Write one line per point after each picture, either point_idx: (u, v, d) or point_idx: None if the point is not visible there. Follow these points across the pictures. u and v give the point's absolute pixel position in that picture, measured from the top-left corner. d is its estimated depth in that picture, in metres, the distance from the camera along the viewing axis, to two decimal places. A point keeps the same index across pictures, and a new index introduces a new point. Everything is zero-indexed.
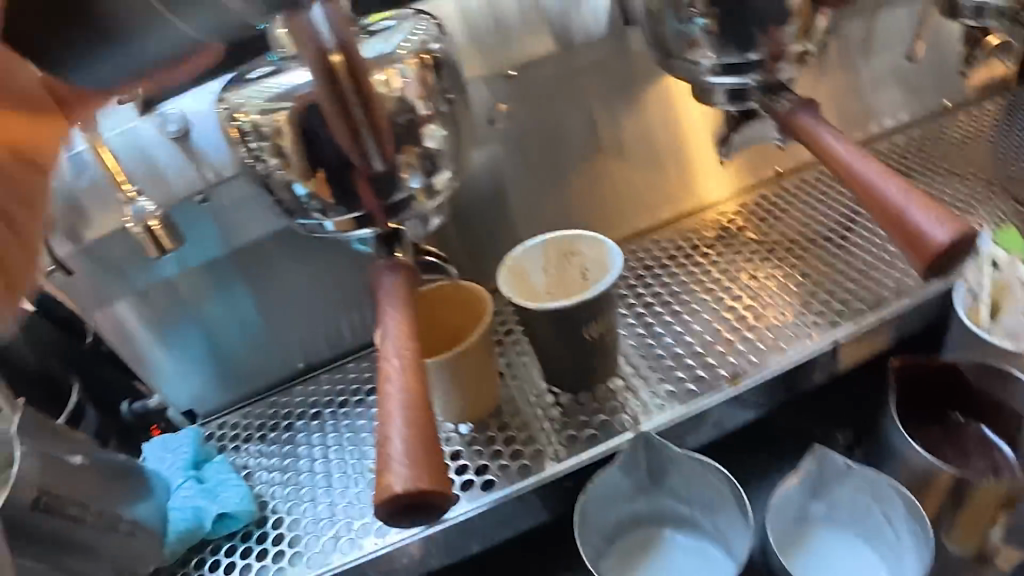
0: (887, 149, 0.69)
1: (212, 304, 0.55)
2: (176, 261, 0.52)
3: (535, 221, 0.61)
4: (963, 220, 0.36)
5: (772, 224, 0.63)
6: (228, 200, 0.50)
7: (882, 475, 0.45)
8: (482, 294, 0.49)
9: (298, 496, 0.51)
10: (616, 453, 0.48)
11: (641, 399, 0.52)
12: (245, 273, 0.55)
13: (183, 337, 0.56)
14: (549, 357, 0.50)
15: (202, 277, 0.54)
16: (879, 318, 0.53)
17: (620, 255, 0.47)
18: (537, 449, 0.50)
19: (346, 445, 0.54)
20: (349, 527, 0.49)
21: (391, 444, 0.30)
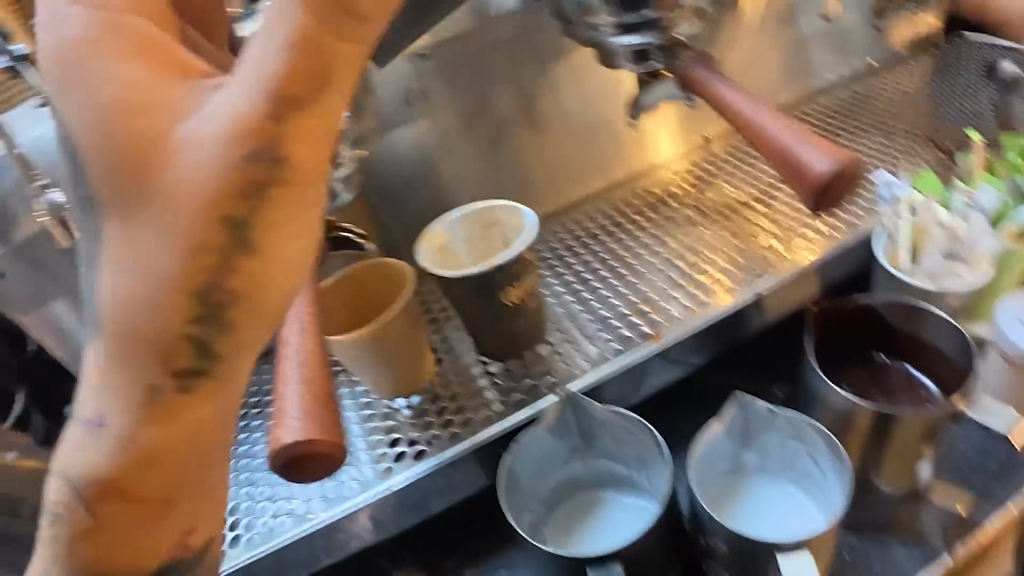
0: (818, 109, 0.70)
1: None
2: None
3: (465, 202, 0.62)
4: (847, 154, 0.38)
5: (698, 189, 0.64)
6: None
7: (801, 416, 0.46)
8: (403, 268, 0.51)
9: (238, 482, 0.52)
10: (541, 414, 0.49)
11: (570, 361, 0.53)
12: None
13: None
14: (473, 325, 0.51)
15: None
16: (799, 269, 0.55)
17: (533, 219, 0.49)
18: (467, 417, 0.51)
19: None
20: (287, 507, 0.49)
21: (283, 402, 0.32)
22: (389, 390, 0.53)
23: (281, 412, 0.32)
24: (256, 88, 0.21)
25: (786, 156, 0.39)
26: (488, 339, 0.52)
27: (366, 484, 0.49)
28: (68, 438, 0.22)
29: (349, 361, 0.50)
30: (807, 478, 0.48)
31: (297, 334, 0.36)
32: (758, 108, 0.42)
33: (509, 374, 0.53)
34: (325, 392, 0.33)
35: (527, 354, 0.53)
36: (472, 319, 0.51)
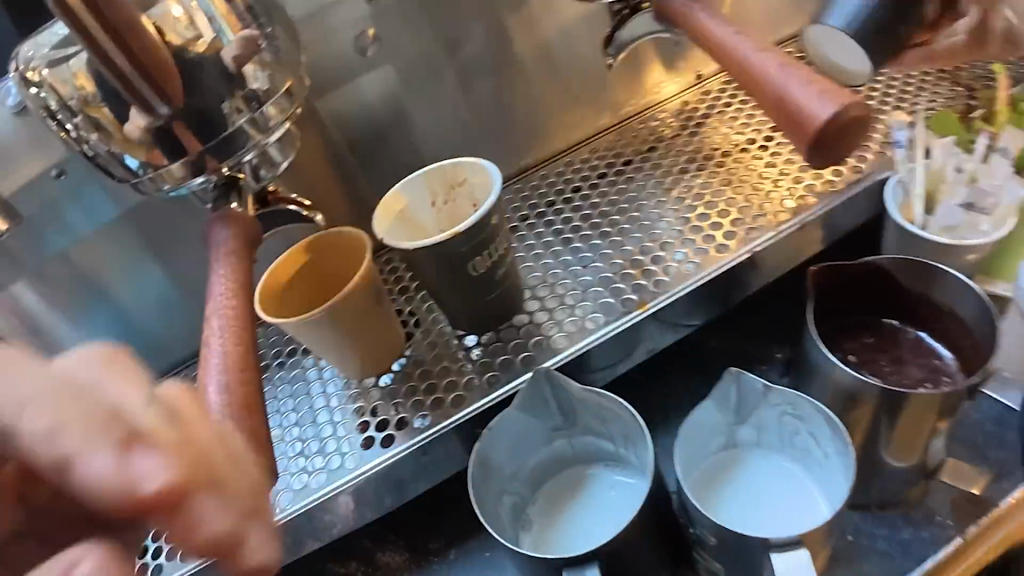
0: None
1: (119, 279, 0.56)
2: (69, 234, 0.53)
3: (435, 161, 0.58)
4: (851, 94, 0.32)
5: (692, 133, 0.58)
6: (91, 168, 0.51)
7: (796, 392, 0.42)
8: (362, 238, 0.45)
9: None
10: (516, 393, 0.45)
11: (547, 333, 0.48)
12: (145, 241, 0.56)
13: (94, 314, 0.57)
14: (439, 297, 0.47)
15: (95, 249, 0.54)
16: (799, 220, 0.50)
17: (498, 176, 0.44)
18: (440, 398, 0.47)
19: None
20: None
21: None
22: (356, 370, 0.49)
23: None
24: None
25: (782, 103, 0.33)
26: (458, 311, 0.47)
27: (334, 472, 0.46)
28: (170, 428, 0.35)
29: (311, 344, 0.46)
30: (806, 454, 0.45)
31: (220, 333, 0.32)
32: (749, 45, 0.37)
33: (484, 347, 0.49)
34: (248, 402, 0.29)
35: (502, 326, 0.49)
36: (439, 292, 0.46)
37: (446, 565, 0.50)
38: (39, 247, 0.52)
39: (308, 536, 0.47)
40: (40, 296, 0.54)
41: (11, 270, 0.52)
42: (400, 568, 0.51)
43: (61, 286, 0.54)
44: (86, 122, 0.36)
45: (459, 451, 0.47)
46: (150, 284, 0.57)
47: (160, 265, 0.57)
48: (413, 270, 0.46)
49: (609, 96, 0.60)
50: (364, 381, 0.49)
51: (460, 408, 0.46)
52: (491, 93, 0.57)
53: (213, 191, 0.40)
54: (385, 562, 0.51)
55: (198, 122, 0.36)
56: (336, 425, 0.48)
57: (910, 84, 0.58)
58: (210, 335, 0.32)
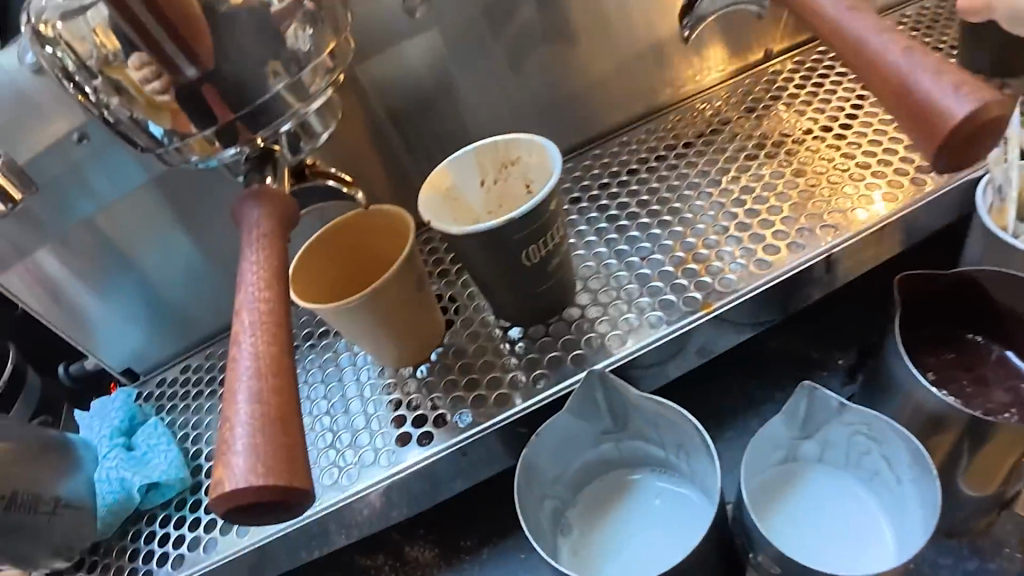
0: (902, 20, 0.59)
1: (143, 249, 0.54)
2: (93, 201, 0.50)
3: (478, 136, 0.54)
4: (994, 90, 0.28)
5: (761, 114, 0.54)
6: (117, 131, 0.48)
7: (878, 413, 0.38)
8: (404, 218, 0.42)
9: None
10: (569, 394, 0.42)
11: (599, 331, 0.45)
12: (169, 208, 0.53)
13: (118, 285, 0.54)
14: (485, 287, 0.44)
15: (118, 216, 0.51)
16: (882, 219, 0.45)
17: (558, 157, 0.40)
18: (482, 393, 0.44)
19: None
20: None
21: (231, 431, 0.25)
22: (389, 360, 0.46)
23: (230, 448, 0.25)
24: None
25: (906, 97, 0.29)
26: (502, 302, 0.44)
27: (366, 468, 0.43)
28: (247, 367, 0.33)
29: (346, 331, 0.43)
30: (875, 475, 0.42)
31: (250, 330, 0.28)
32: (867, 25, 0.32)
33: (524, 340, 0.46)
34: (283, 413, 0.26)
35: (548, 321, 0.46)
36: (485, 280, 0.43)
37: (477, 566, 0.48)
38: (59, 216, 0.49)
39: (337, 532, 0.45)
40: (61, 266, 0.51)
41: (31, 237, 0.49)
42: (429, 565, 0.49)
43: (85, 255, 0.52)
44: (105, 85, 0.32)
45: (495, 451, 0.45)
46: (178, 257, 0.55)
47: (186, 235, 0.54)
48: (459, 256, 0.43)
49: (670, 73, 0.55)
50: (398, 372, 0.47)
51: (503, 407, 0.43)
52: (543, 63, 0.52)
53: (249, 164, 0.36)
54: (414, 557, 0.50)
55: (230, 89, 0.32)
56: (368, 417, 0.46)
57: (1007, 67, 0.52)
58: (242, 333, 0.28)
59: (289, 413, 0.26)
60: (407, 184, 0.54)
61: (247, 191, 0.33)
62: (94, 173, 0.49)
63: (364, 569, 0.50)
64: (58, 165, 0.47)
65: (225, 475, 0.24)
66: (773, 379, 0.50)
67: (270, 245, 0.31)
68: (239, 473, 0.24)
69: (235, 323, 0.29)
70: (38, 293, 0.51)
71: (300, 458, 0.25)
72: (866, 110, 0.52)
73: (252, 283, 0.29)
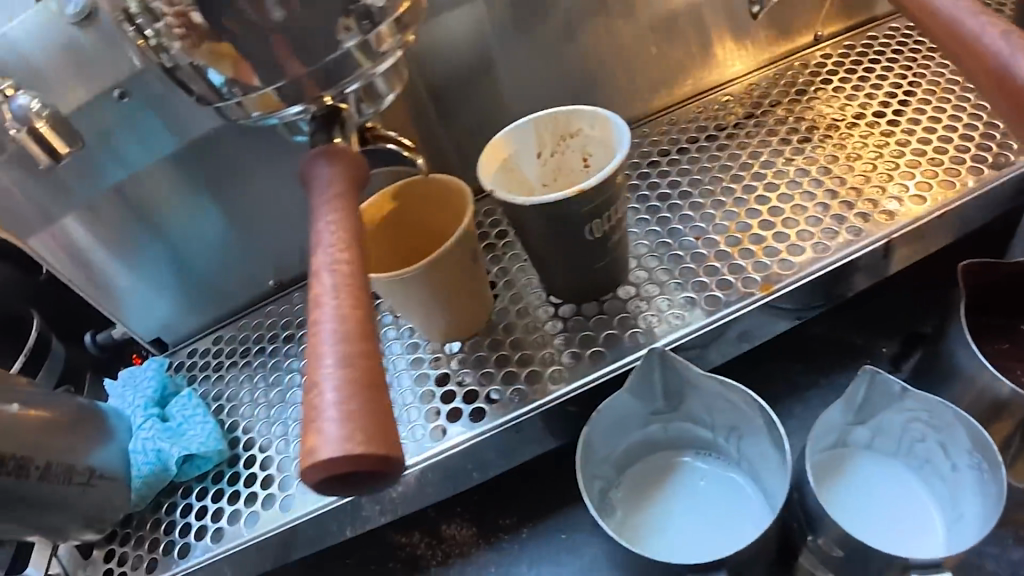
0: None
1: (174, 217, 0.52)
2: (122, 165, 0.48)
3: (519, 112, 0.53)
4: None
5: (810, 98, 0.53)
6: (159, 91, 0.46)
7: (942, 401, 0.37)
8: (463, 190, 0.41)
9: (275, 430, 0.48)
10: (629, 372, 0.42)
11: (655, 310, 0.44)
12: (200, 177, 0.51)
13: (146, 256, 0.53)
14: (540, 259, 0.43)
15: (147, 184, 0.50)
16: (941, 209, 0.45)
17: (624, 130, 0.39)
18: (534, 369, 0.44)
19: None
20: None
21: (320, 397, 0.24)
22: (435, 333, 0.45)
23: (321, 415, 0.24)
24: None
25: (1007, 82, 0.30)
26: (556, 278, 0.44)
27: (415, 443, 0.43)
28: None
29: (397, 303, 0.42)
30: (926, 463, 0.41)
31: (332, 293, 0.27)
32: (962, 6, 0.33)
33: (576, 318, 0.45)
34: (371, 380, 0.24)
35: (600, 299, 0.45)
36: (542, 254, 0.42)
37: (517, 546, 0.48)
38: (88, 181, 0.48)
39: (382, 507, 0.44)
40: (88, 233, 0.50)
41: (60, 201, 0.48)
42: (467, 544, 0.49)
43: (111, 223, 0.50)
44: (167, 29, 0.30)
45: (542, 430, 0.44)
46: (208, 227, 0.54)
47: (216, 204, 0.53)
48: (517, 228, 0.42)
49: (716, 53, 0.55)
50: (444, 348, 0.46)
51: (555, 385, 0.43)
52: (587, 39, 0.51)
53: (313, 124, 0.35)
54: (451, 536, 0.49)
55: (299, 44, 0.31)
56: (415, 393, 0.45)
57: None
58: (321, 298, 0.27)
59: (377, 380, 0.25)
60: (445, 159, 0.53)
61: (315, 151, 0.31)
62: (125, 136, 0.46)
63: (400, 546, 0.50)
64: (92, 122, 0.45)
65: (318, 443, 0.23)
66: (817, 366, 0.49)
67: (343, 207, 0.29)
68: (333, 441, 0.23)
69: (311, 287, 0.28)
70: (64, 261, 0.50)
71: (392, 427, 0.24)
72: (919, 97, 0.51)
73: (328, 246, 0.28)
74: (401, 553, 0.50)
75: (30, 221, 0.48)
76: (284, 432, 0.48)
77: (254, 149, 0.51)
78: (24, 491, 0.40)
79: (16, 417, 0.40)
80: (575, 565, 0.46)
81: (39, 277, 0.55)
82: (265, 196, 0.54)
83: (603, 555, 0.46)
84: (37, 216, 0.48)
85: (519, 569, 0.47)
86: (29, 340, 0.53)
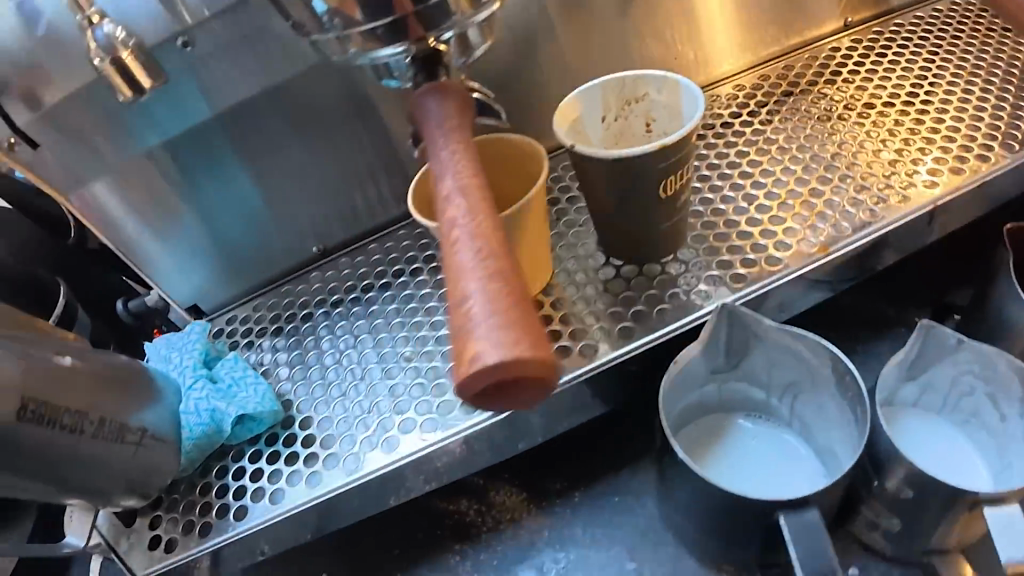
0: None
1: (207, 185, 0.52)
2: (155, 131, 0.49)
3: (557, 87, 0.54)
4: None
5: (846, 80, 0.56)
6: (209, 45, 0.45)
7: (996, 348, 0.39)
8: (537, 152, 0.41)
9: (328, 394, 0.48)
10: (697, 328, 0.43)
11: (713, 273, 0.46)
12: (236, 142, 0.51)
13: (179, 224, 0.53)
14: (607, 219, 0.44)
15: (181, 151, 0.50)
16: (981, 179, 0.47)
17: (698, 91, 0.40)
18: (598, 327, 0.45)
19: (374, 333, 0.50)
20: (388, 424, 0.45)
21: (469, 310, 0.24)
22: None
23: (475, 324, 0.24)
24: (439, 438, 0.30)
25: None
26: (621, 237, 0.45)
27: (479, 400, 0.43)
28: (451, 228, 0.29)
29: None
30: (972, 418, 0.43)
31: (465, 215, 0.27)
32: None
33: (636, 280, 0.46)
34: (518, 293, 0.25)
35: (657, 262, 0.47)
36: (611, 213, 0.43)
37: (569, 510, 0.48)
38: (120, 147, 0.48)
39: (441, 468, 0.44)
40: (118, 200, 0.50)
41: (90, 164, 0.48)
42: (517, 509, 0.48)
43: (138, 184, 0.50)
44: None
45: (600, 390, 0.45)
46: (241, 194, 0.53)
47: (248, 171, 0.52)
48: (589, 186, 0.42)
49: (744, 39, 0.57)
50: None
51: (621, 343, 0.44)
52: (627, 18, 0.53)
53: (411, 68, 0.35)
54: (500, 502, 0.49)
55: None
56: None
57: None
58: (453, 221, 0.27)
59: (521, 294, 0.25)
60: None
61: (422, 89, 0.32)
62: (162, 97, 0.47)
63: (447, 514, 0.50)
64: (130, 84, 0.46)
65: (477, 348, 0.23)
66: (854, 333, 0.51)
67: (461, 140, 0.30)
68: (492, 345, 0.23)
69: (438, 214, 0.28)
70: (100, 226, 0.50)
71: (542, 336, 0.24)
72: (949, 81, 0.54)
73: (452, 175, 0.28)
74: (449, 520, 0.49)
75: (64, 183, 0.48)
76: (334, 395, 0.47)
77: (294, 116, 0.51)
78: (78, 449, 0.38)
79: (69, 370, 0.39)
80: (631, 526, 0.46)
81: (68, 242, 0.54)
82: (301, 165, 0.53)
83: (658, 516, 0.46)
84: (70, 178, 0.48)
85: (573, 533, 0.47)
86: (58, 306, 0.51)
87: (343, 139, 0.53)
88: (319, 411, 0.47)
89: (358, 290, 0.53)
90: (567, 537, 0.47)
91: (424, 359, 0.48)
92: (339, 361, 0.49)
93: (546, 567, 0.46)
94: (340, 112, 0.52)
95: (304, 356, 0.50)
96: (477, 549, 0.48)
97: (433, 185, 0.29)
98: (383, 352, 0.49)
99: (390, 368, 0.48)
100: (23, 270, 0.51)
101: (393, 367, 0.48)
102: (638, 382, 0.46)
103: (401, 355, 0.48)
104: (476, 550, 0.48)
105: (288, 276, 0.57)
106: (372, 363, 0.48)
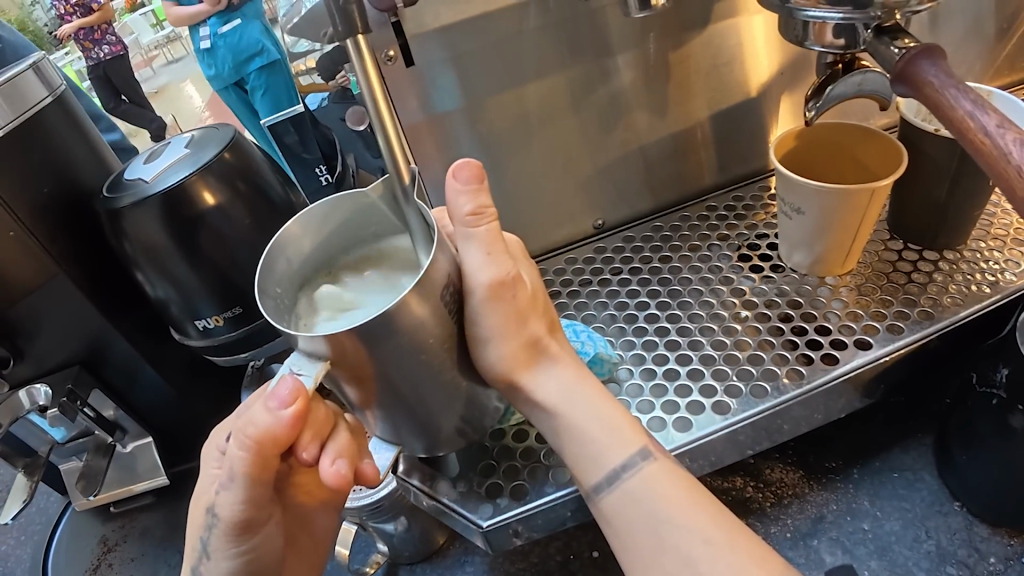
0: None
1: (505, 148, 0.50)
2: (466, 89, 0.47)
3: None
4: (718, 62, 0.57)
5: None
6: (547, 9, 0.45)
7: None
8: (891, 143, 0.44)
9: (655, 346, 0.46)
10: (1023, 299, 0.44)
11: (1016, 259, 0.47)
12: (545, 112, 0.49)
13: None
14: (920, 208, 0.47)
15: (492, 110, 0.48)
16: None
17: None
18: (931, 297, 0.46)
19: (681, 295, 0.49)
20: (746, 376, 0.43)
21: None
22: (829, 269, 0.48)
23: (470, 266, 0.32)
24: (663, 533, 0.32)
25: None
26: (932, 218, 0.47)
27: (835, 355, 0.43)
28: (642, 561, 0.32)
29: (811, 220, 0.45)
30: None
31: (1020, 146, 0.32)
32: None
33: (940, 265, 0.48)
34: None
35: (952, 249, 0.48)
36: (943, 201, 0.46)
37: (852, 485, 0.49)
38: (433, 99, 0.46)
39: (764, 438, 0.43)
40: (420, 145, 0.48)
41: (410, 100, 0.46)
42: (798, 486, 0.49)
43: (425, 146, 0.48)
44: None
45: (918, 364, 0.45)
46: (517, 164, 0.51)
47: (542, 145, 0.51)
48: (916, 171, 0.46)
49: (1003, 74, 0.60)
50: (825, 281, 0.48)
51: (949, 313, 0.44)
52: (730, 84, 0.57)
53: (872, 33, 0.37)
54: (779, 479, 0.50)
55: None
56: (825, 315, 0.46)
57: None
58: (1009, 150, 0.32)
59: (535, 270, 0.37)
60: (747, 121, 0.55)
61: (912, 52, 0.35)
62: (499, 55, 0.46)
63: (724, 490, 0.50)
64: (481, 39, 0.45)
65: (508, 373, 0.34)
66: None
67: (974, 92, 0.34)
68: (479, 285, 0.32)
69: (982, 146, 0.33)
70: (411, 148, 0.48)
71: (524, 286, 0.34)
72: None
73: (985, 115, 0.33)
74: (728, 496, 0.50)
75: (405, 100, 0.46)
76: (665, 353, 0.46)
77: (579, 87, 0.49)
78: None
79: None
80: (917, 498, 0.48)
81: (321, 181, 0.59)
82: (568, 136, 0.51)
83: (941, 488, 0.48)
84: (407, 96, 0.46)
85: (861, 505, 0.48)
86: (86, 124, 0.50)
87: (612, 115, 0.51)
88: (653, 364, 0.45)
89: (649, 259, 0.53)
90: (856, 509, 0.48)
91: (762, 320, 0.47)
92: (655, 320, 0.48)
93: (842, 537, 0.47)
94: (620, 87, 0.50)
95: (615, 315, 0.49)
96: (764, 522, 0.48)
97: (964, 123, 0.33)
98: (702, 309, 0.48)
99: (718, 324, 0.47)
100: (288, 204, 0.49)
101: (724, 319, 0.47)
102: (950, 355, 0.47)
103: (728, 312, 0.47)
104: (764, 523, 0.48)
105: (570, 245, 0.55)
106: (699, 319, 0.47)
